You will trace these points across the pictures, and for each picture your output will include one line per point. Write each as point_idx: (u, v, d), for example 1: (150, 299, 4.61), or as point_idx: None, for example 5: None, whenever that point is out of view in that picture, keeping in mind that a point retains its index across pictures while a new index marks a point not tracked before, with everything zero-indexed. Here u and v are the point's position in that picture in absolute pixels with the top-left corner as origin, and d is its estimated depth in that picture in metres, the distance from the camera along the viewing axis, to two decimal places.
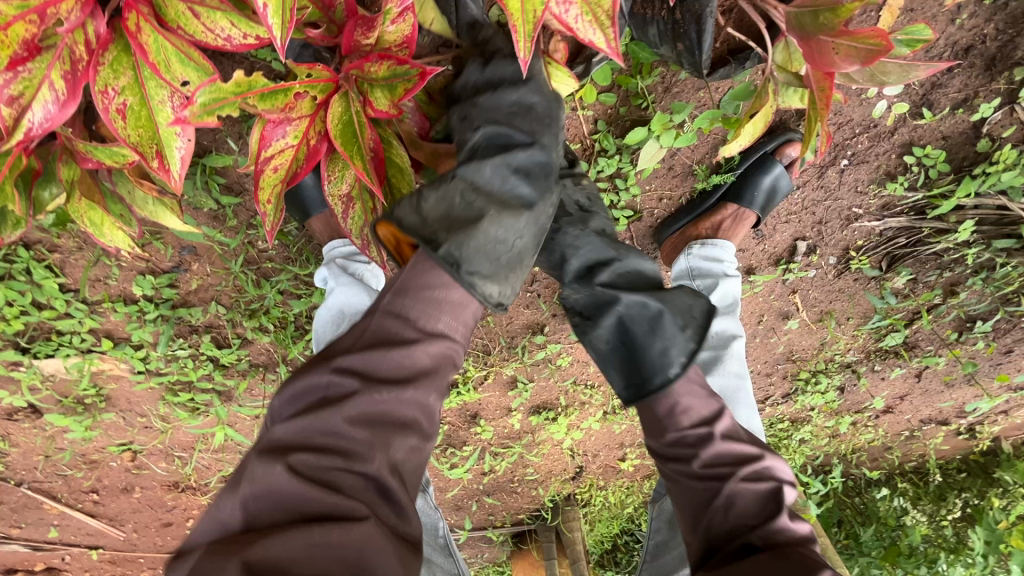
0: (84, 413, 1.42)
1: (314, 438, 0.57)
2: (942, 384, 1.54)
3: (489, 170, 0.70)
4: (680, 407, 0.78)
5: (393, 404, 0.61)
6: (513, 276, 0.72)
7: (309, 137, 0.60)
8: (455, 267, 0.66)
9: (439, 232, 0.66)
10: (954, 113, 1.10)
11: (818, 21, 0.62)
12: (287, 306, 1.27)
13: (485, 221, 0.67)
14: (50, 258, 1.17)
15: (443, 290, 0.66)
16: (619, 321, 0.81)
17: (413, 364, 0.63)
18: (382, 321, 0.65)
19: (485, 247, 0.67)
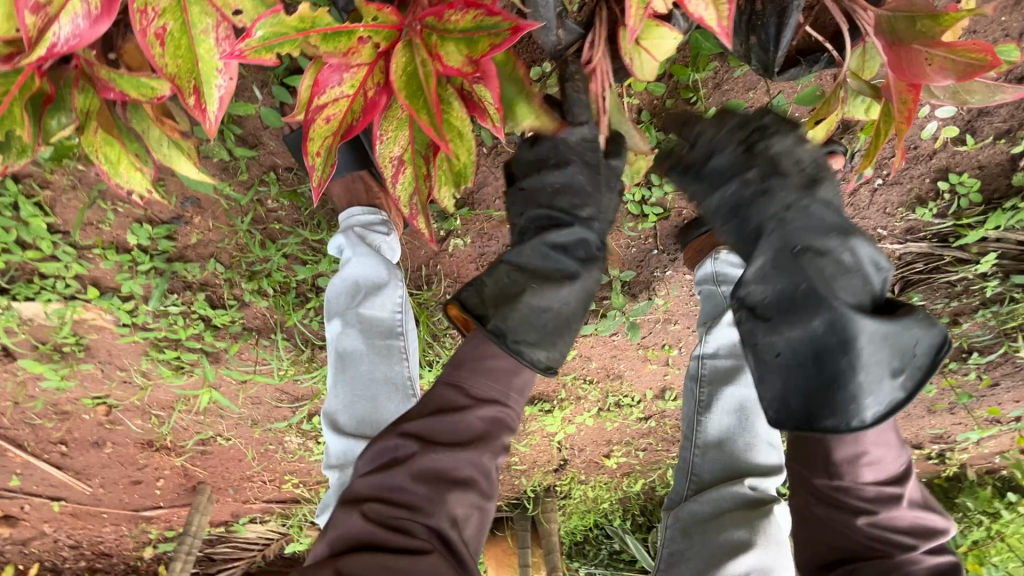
0: (60, 362, 1.34)
1: (386, 482, 0.63)
2: (927, 410, 1.53)
3: (530, 250, 0.75)
4: (867, 458, 0.64)
5: (449, 464, 0.65)
6: (560, 343, 0.73)
7: (368, 88, 0.51)
8: (502, 338, 0.69)
9: (484, 304, 0.70)
10: (995, 143, 1.09)
11: (915, 28, 0.58)
12: (290, 270, 1.21)
13: (528, 292, 0.71)
14: (39, 195, 1.09)
15: (487, 357, 0.69)
16: (802, 338, 0.64)
17: (466, 429, 0.67)
18: (439, 390, 0.69)
19: (532, 317, 0.70)
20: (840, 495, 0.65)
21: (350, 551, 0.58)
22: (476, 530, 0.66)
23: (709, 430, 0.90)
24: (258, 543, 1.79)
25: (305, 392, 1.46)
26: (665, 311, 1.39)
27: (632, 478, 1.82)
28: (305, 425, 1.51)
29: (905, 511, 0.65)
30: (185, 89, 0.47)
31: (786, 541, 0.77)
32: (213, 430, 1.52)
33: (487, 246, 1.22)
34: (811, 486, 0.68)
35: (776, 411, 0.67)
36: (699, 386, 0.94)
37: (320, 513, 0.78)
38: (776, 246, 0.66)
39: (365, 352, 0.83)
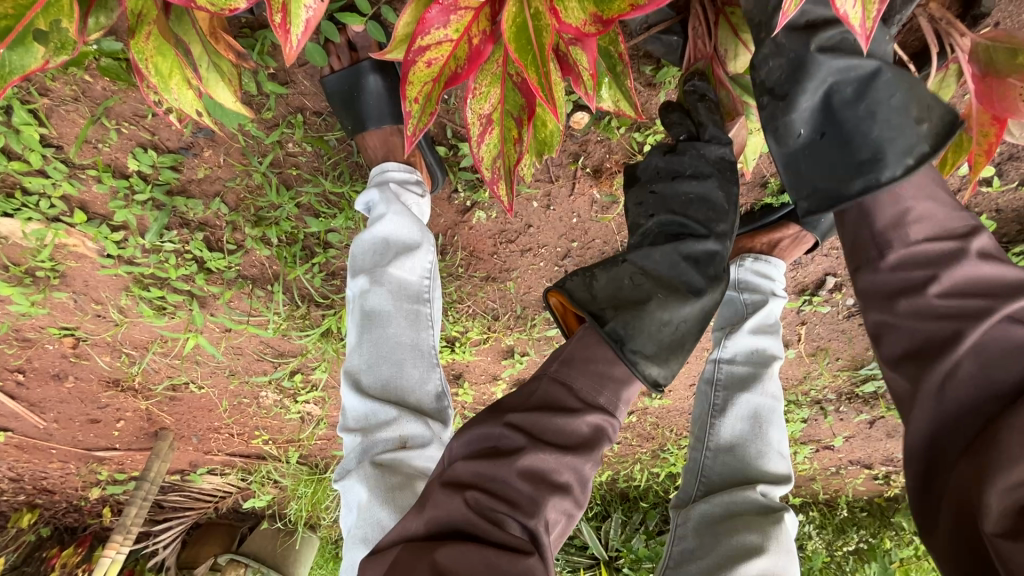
0: (31, 287, 1.24)
1: (487, 468, 0.60)
2: (888, 433, 1.62)
3: (658, 256, 0.71)
4: (912, 215, 0.61)
5: (553, 470, 0.61)
6: (675, 360, 0.68)
7: (472, 35, 0.49)
8: (620, 344, 0.65)
9: (606, 307, 0.67)
10: (1017, 189, 1.11)
11: (1015, 62, 0.57)
12: (301, 222, 1.16)
13: (653, 303, 0.67)
14: (36, 102, 0.99)
15: (603, 365, 0.65)
16: (818, 102, 0.63)
17: (571, 434, 0.62)
18: (548, 386, 0.65)
19: (653, 330, 0.66)
20: (899, 279, 0.60)
21: (449, 538, 0.56)
22: (564, 529, 0.63)
23: (722, 433, 0.90)
24: (215, 496, 1.73)
25: (292, 349, 1.40)
26: None
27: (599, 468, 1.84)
28: (286, 383, 1.45)
29: (972, 267, 0.57)
30: (274, 4, 0.42)
31: (792, 547, 0.79)
32: (187, 377, 1.45)
33: (508, 222, 1.19)
34: (873, 288, 0.63)
35: (806, 199, 0.66)
36: (714, 389, 0.95)
37: (337, 480, 0.75)
38: (792, 15, 0.62)
39: (392, 314, 0.79)
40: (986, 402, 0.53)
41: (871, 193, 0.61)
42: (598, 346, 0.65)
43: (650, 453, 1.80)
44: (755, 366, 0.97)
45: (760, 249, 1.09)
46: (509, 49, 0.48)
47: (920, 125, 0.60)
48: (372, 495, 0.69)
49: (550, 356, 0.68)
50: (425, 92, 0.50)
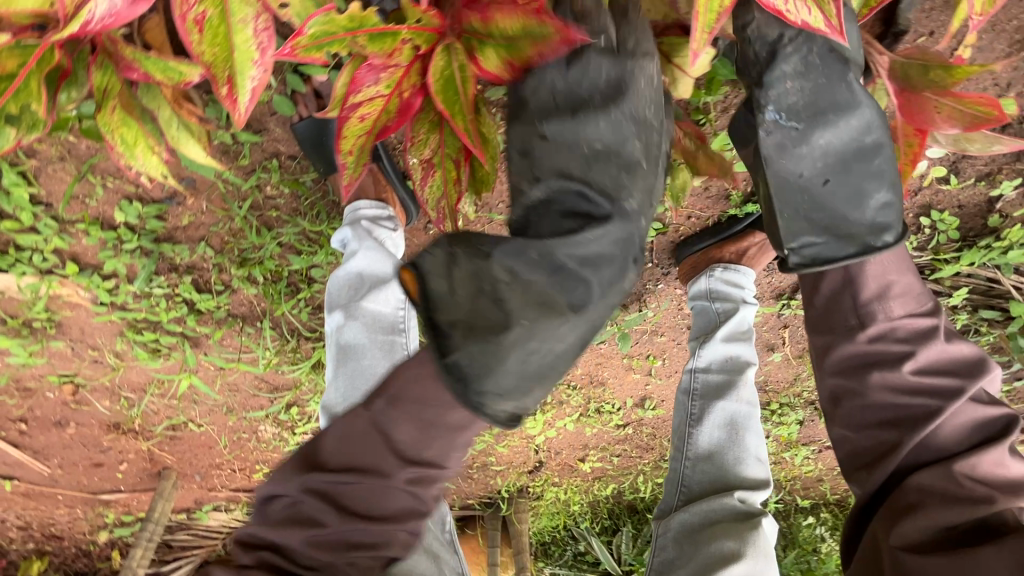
0: (29, 338, 1.28)
1: (306, 519, 0.65)
2: None
3: (534, 253, 0.59)
4: (892, 289, 0.71)
5: (375, 530, 0.66)
6: (534, 391, 0.62)
7: (403, 90, 0.57)
8: (465, 381, 0.58)
9: (456, 328, 0.58)
10: (975, 184, 1.15)
11: (929, 77, 0.61)
12: (284, 260, 1.20)
13: (515, 328, 0.57)
14: (25, 164, 1.05)
15: (430, 409, 0.63)
16: (831, 153, 0.69)
17: (386, 499, 0.65)
18: (365, 435, 0.66)
19: (513, 367, 0.58)
20: (874, 349, 0.71)
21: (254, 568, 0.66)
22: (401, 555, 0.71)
23: (700, 442, 0.92)
24: (221, 532, 1.74)
25: (286, 382, 1.43)
26: (653, 323, 1.41)
27: (603, 483, 1.83)
28: (283, 416, 1.47)
29: (941, 347, 0.70)
30: (217, 78, 0.46)
31: (771, 551, 0.80)
32: (186, 416, 1.48)
33: None
34: (850, 353, 0.72)
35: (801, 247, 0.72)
36: (691, 399, 0.97)
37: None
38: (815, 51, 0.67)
39: (367, 346, 0.83)
40: (928, 452, 0.68)
41: (863, 254, 0.69)
42: (427, 385, 0.62)
43: (651, 463, 1.81)
44: (729, 374, 0.99)
45: (728, 258, 1.13)
46: (437, 98, 0.56)
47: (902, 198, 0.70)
48: None
49: (369, 400, 0.68)
50: (359, 143, 0.58)
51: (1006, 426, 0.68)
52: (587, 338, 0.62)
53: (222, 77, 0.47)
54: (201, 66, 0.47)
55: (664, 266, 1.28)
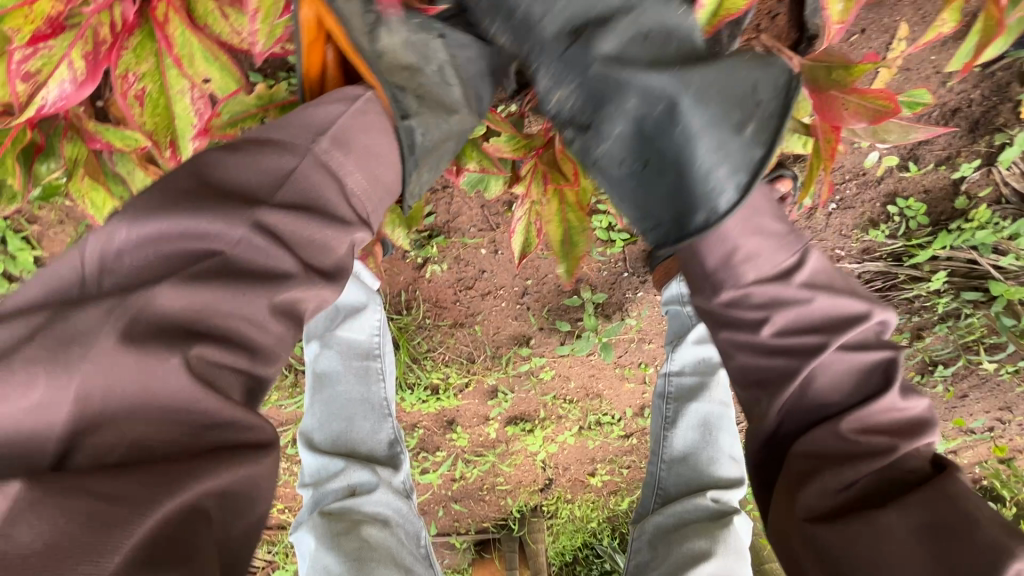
0: None
1: (206, 325, 0.55)
2: None
3: (488, 55, 0.83)
4: (739, 254, 0.70)
5: (314, 299, 0.62)
6: (437, 161, 0.82)
7: None
8: (409, 147, 0.75)
9: (410, 97, 0.75)
10: (936, 169, 1.16)
11: (831, 77, 0.67)
12: None
13: (456, 114, 0.80)
14: (29, 229, 1.13)
15: (373, 160, 0.71)
16: (644, 139, 0.70)
17: (334, 252, 0.64)
18: (309, 172, 0.64)
19: (438, 141, 0.79)
20: (729, 313, 0.72)
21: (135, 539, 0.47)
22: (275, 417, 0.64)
23: (675, 444, 0.96)
24: None
25: (290, 417, 1.47)
26: (638, 331, 1.43)
27: (618, 496, 1.82)
28: (290, 450, 1.51)
29: (803, 306, 0.69)
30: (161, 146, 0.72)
31: (744, 548, 0.84)
32: None
33: (464, 271, 1.30)
34: (710, 313, 0.74)
35: (656, 231, 0.73)
36: (666, 402, 1.00)
37: (291, 532, 0.81)
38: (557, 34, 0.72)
39: (342, 374, 0.88)
40: (815, 413, 0.68)
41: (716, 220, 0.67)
42: (371, 140, 0.71)
43: None
44: (702, 376, 1.00)
45: None
46: None
47: (741, 132, 0.67)
48: (319, 542, 0.75)
49: (308, 138, 0.66)
50: None
51: (885, 371, 0.67)
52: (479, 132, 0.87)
53: (166, 145, 0.72)
54: (143, 133, 0.73)
55: (639, 274, 1.33)
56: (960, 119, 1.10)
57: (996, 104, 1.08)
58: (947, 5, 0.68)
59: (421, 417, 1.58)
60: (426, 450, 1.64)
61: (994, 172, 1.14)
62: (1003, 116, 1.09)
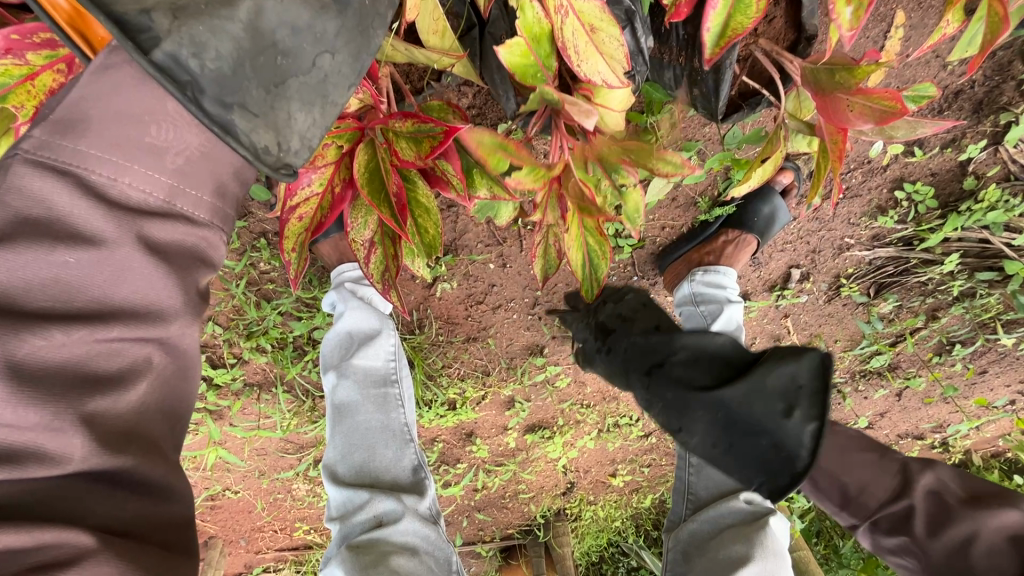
0: None
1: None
2: (920, 402, 1.59)
3: None
4: (864, 488, 0.93)
5: (106, 354, 0.44)
6: (281, 105, 0.50)
7: (334, 185, 0.70)
8: (186, 87, 0.44)
9: (158, 10, 0.43)
10: (943, 152, 1.15)
11: (835, 80, 0.66)
12: (287, 326, 1.30)
13: (246, 5, 0.46)
14: None
15: (141, 124, 0.45)
16: (717, 424, 0.85)
17: (116, 276, 0.44)
18: (18, 177, 0.41)
19: (257, 63, 0.47)
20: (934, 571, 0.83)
21: None
22: (188, 494, 0.53)
23: None
24: None
25: (311, 440, 1.48)
26: None
27: (640, 494, 1.83)
28: (312, 471, 1.51)
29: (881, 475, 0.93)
30: None
31: (782, 549, 0.87)
32: (222, 485, 1.51)
33: (473, 286, 1.31)
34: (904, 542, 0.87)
35: (762, 488, 0.84)
36: None
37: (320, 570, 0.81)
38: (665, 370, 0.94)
39: (360, 402, 0.88)
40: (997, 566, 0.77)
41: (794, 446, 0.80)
42: (126, 95, 0.44)
43: None
44: None
45: (709, 261, 1.17)
46: (364, 189, 0.67)
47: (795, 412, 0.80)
48: None
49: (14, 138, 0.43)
50: (300, 239, 0.72)
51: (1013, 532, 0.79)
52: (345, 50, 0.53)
53: None
54: None
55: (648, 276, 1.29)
56: (963, 101, 1.08)
57: (999, 84, 1.06)
58: (952, 8, 0.66)
59: (440, 431, 1.58)
60: (447, 463, 1.64)
61: (1001, 151, 1.13)
62: (1007, 94, 1.07)
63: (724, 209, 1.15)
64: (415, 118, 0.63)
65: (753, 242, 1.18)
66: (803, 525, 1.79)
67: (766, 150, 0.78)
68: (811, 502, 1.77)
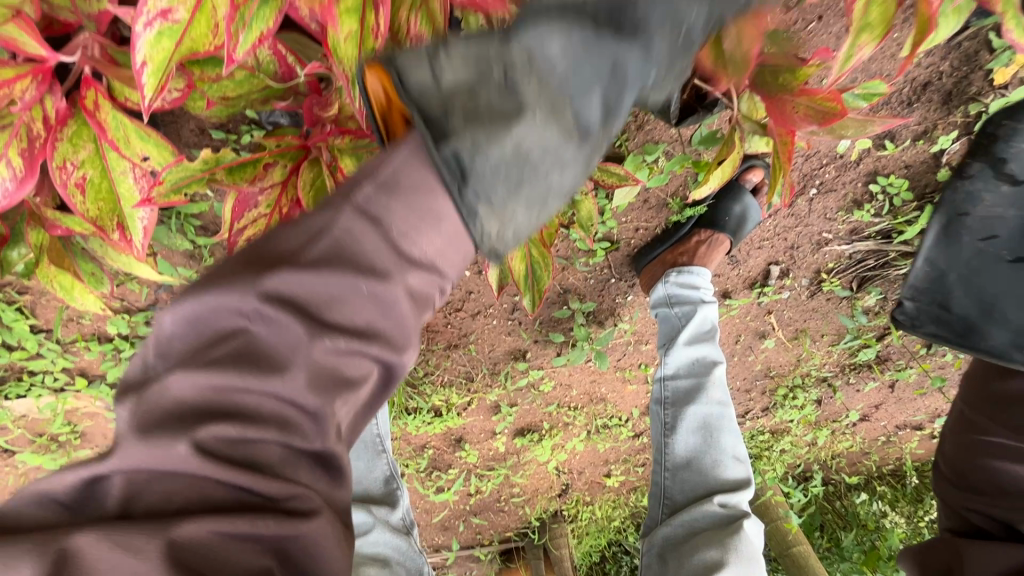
0: (59, 452, 1.30)
1: (232, 406, 0.46)
2: (914, 393, 1.59)
3: (561, 46, 0.48)
4: None
5: (350, 364, 0.48)
6: (514, 208, 0.49)
7: (281, 205, 0.68)
8: (456, 179, 0.47)
9: (455, 112, 0.46)
10: (915, 144, 1.15)
11: (780, 82, 0.66)
12: None
13: (523, 119, 0.46)
14: (21, 300, 1.12)
15: (423, 221, 0.49)
16: (1012, 249, 0.91)
17: (372, 316, 0.48)
18: (342, 224, 0.48)
19: (508, 162, 0.46)
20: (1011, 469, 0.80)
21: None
22: None
23: (677, 450, 1.01)
24: None
25: None
26: (633, 333, 1.43)
27: (638, 493, 1.82)
28: None
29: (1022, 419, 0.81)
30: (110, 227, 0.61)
31: (756, 552, 0.89)
32: None
33: (451, 294, 1.31)
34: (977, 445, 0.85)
35: None
36: (664, 409, 1.05)
37: None
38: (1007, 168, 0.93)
39: None
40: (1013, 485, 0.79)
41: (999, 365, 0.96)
42: (418, 198, 0.48)
43: None
44: (698, 377, 1.06)
45: (682, 261, 1.16)
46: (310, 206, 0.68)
47: None
48: None
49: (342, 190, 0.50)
50: None
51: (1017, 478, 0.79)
52: (585, 165, 0.52)
53: (114, 228, 0.61)
54: (89, 221, 0.61)
55: (626, 277, 1.30)
56: (932, 93, 1.08)
57: (968, 74, 1.05)
58: None
59: (429, 438, 1.58)
60: (439, 468, 1.64)
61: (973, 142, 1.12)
62: (976, 84, 1.06)
63: (695, 209, 1.17)
64: (355, 136, 0.66)
65: (726, 240, 1.20)
66: (804, 519, 1.77)
67: (721, 152, 0.78)
68: (810, 496, 1.76)
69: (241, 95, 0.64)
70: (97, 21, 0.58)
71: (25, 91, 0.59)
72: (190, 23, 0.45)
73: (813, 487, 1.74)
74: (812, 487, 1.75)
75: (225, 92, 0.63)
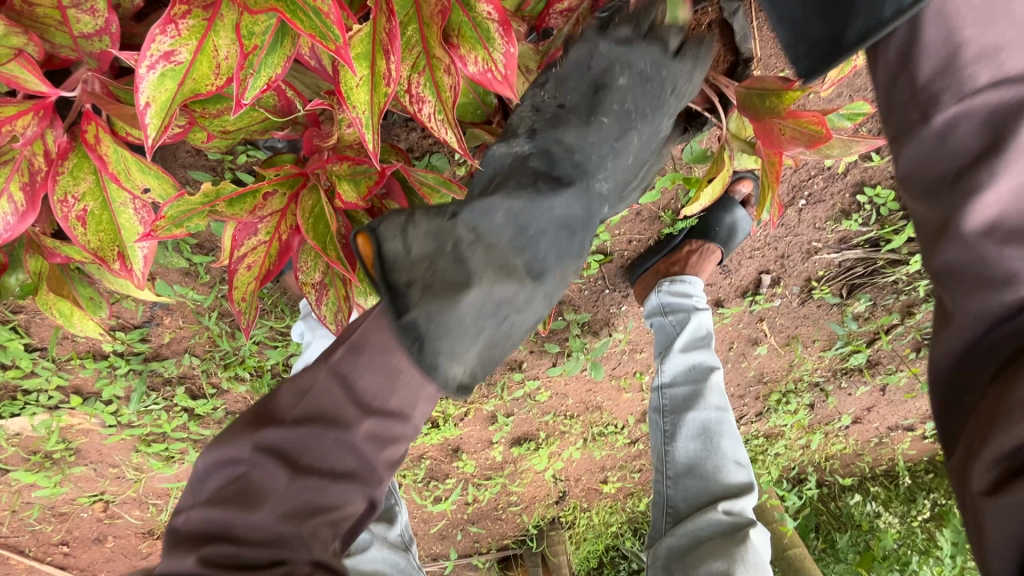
0: (52, 469, 1.29)
1: (232, 531, 0.55)
2: (904, 396, 1.62)
3: (501, 217, 0.60)
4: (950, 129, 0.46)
5: (330, 494, 0.58)
6: (483, 357, 0.60)
7: (281, 232, 0.69)
8: (422, 341, 0.56)
9: (416, 286, 0.57)
10: None
11: (766, 105, 0.67)
12: (263, 354, 1.25)
13: (474, 287, 0.57)
14: (15, 319, 1.11)
15: (391, 369, 0.59)
16: None
17: (349, 456, 0.59)
18: (321, 381, 0.60)
19: (468, 324, 0.57)
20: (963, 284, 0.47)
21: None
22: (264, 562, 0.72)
23: (678, 458, 1.02)
24: None
25: None
26: (627, 342, 1.44)
27: (635, 498, 1.83)
28: None
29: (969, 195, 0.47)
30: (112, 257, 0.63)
31: (760, 561, 0.90)
32: None
33: None
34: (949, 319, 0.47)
35: None
36: (663, 417, 1.07)
37: None
38: None
39: None
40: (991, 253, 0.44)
41: None
42: (388, 355, 0.59)
43: None
44: (695, 384, 1.07)
45: (674, 271, 1.18)
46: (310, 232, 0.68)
47: None
48: None
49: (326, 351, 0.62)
50: (249, 289, 0.71)
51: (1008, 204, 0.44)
52: (538, 311, 0.63)
53: (116, 258, 0.63)
54: (91, 252, 0.63)
55: (620, 288, 1.32)
56: None
57: None
58: None
59: (426, 448, 1.58)
60: (436, 478, 1.64)
61: None
62: None
63: (687, 222, 1.19)
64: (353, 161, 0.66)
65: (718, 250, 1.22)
66: (799, 522, 1.78)
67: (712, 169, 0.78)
68: (805, 499, 1.78)
69: (240, 128, 0.65)
70: (98, 60, 0.60)
71: (26, 127, 0.59)
72: (193, 65, 0.47)
73: (807, 490, 1.77)
74: (806, 489, 1.78)
75: (225, 126, 0.64)
